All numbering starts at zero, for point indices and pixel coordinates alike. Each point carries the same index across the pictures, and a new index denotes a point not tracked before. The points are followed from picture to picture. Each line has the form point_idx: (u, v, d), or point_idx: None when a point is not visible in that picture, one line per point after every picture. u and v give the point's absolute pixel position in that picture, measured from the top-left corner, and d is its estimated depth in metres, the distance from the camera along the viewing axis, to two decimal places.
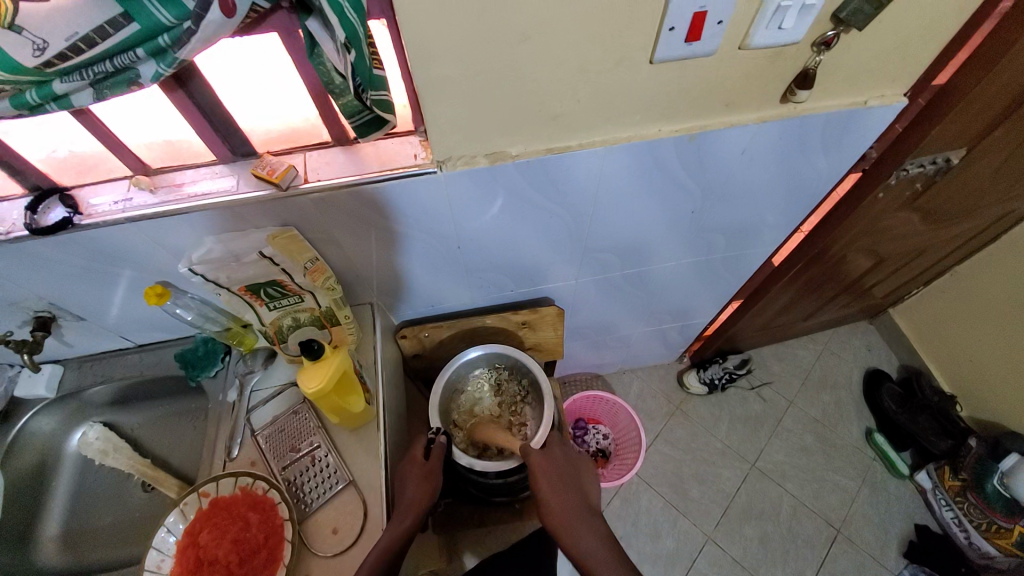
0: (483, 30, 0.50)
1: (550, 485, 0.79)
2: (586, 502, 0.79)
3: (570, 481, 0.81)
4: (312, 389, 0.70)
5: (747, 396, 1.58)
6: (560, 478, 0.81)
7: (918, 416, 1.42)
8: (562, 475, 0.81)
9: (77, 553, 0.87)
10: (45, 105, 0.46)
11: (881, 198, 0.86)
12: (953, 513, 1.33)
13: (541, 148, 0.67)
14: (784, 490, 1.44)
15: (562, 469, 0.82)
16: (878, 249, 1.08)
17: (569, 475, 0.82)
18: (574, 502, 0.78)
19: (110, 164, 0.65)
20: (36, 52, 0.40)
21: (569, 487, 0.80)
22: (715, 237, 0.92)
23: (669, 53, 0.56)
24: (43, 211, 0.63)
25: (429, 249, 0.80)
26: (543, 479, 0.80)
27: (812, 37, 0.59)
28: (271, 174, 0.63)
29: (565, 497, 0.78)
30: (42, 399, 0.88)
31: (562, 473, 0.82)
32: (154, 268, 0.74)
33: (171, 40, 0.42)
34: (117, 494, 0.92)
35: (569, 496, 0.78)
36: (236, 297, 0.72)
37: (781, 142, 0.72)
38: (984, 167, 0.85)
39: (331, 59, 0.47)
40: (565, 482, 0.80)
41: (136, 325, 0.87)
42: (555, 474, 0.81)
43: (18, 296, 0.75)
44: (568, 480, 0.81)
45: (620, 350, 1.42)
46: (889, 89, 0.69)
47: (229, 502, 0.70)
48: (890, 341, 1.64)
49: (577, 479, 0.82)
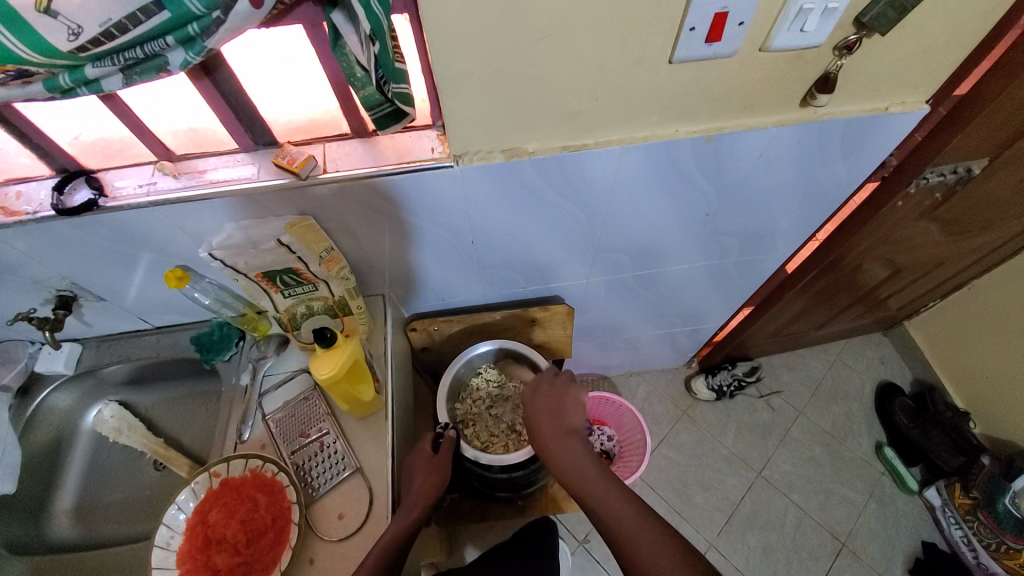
0: (504, 26, 0.51)
1: (540, 416, 0.82)
2: (572, 427, 0.80)
3: (560, 410, 0.82)
4: (324, 375, 0.71)
5: (755, 404, 1.56)
6: (550, 409, 0.83)
7: (930, 431, 1.40)
8: (551, 407, 0.83)
9: (89, 528, 0.90)
10: (77, 88, 0.47)
11: (900, 207, 0.85)
12: (962, 532, 1.31)
13: (557, 145, 0.67)
14: (789, 500, 1.42)
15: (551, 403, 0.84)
16: (895, 259, 1.07)
17: (559, 406, 0.83)
18: (564, 430, 0.79)
19: (135, 149, 0.67)
20: (71, 37, 0.41)
21: (558, 417, 0.81)
22: (729, 240, 0.92)
23: (688, 53, 0.56)
24: (69, 192, 0.65)
25: (442, 243, 0.81)
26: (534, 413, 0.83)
27: (834, 40, 0.58)
28: (291, 163, 0.64)
29: (554, 426, 0.80)
30: (61, 376, 0.91)
31: (553, 405, 0.83)
32: (173, 252, 0.76)
33: (199, 29, 0.44)
34: (130, 473, 0.94)
35: (557, 424, 0.80)
36: (253, 283, 0.73)
37: (798, 147, 0.72)
38: (1006, 179, 0.84)
39: (354, 52, 0.48)
40: (554, 412, 0.82)
41: (154, 307, 0.89)
42: (546, 407, 0.83)
43: (43, 274, 0.78)
44: (558, 411, 0.82)
45: (628, 352, 1.41)
46: (911, 96, 0.69)
47: (238, 484, 0.72)
48: (904, 355, 1.61)
49: (567, 408, 0.83)
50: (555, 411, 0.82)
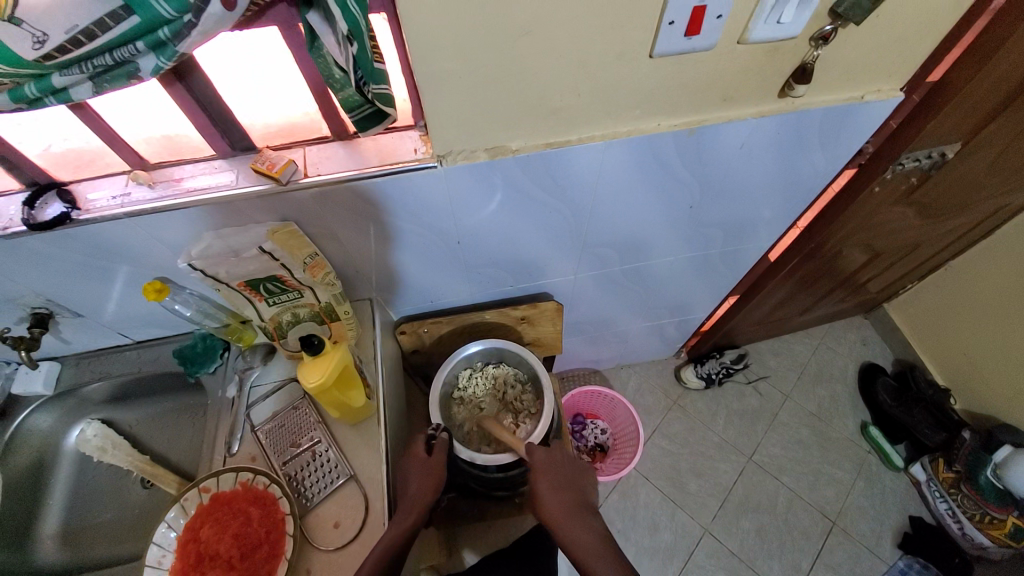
0: (484, 24, 0.50)
1: (549, 483, 0.80)
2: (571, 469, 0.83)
3: (572, 481, 0.81)
4: (313, 383, 0.70)
5: (744, 390, 1.59)
6: (563, 479, 0.81)
7: (913, 409, 1.44)
8: (564, 476, 0.81)
9: (76, 550, 0.87)
10: (44, 98, 0.45)
11: (877, 192, 0.86)
12: (947, 505, 1.35)
13: (540, 143, 0.67)
14: (780, 483, 1.45)
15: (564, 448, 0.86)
16: (874, 243, 1.09)
17: (571, 479, 0.81)
18: (576, 504, 0.78)
19: (108, 159, 0.64)
20: (35, 45, 0.39)
21: (570, 491, 0.79)
22: (714, 232, 0.93)
23: (669, 47, 0.56)
24: (41, 206, 0.62)
25: (428, 245, 0.80)
26: (543, 478, 0.80)
27: (810, 31, 0.59)
28: (271, 169, 0.62)
29: (566, 497, 0.78)
30: (40, 396, 0.88)
31: (566, 475, 0.82)
32: (153, 264, 0.74)
33: (171, 34, 0.42)
34: (117, 491, 0.91)
35: (570, 497, 0.78)
36: (235, 292, 0.72)
37: (778, 137, 0.73)
38: (977, 162, 0.86)
39: (332, 53, 0.47)
40: (567, 482, 0.81)
41: (134, 321, 0.87)
42: (557, 475, 0.81)
43: (15, 292, 0.75)
44: (570, 483, 0.81)
45: (618, 345, 1.42)
46: (885, 84, 0.70)
47: (229, 498, 0.71)
48: (884, 336, 1.65)
49: (578, 479, 0.82)
50: (568, 482, 0.81)
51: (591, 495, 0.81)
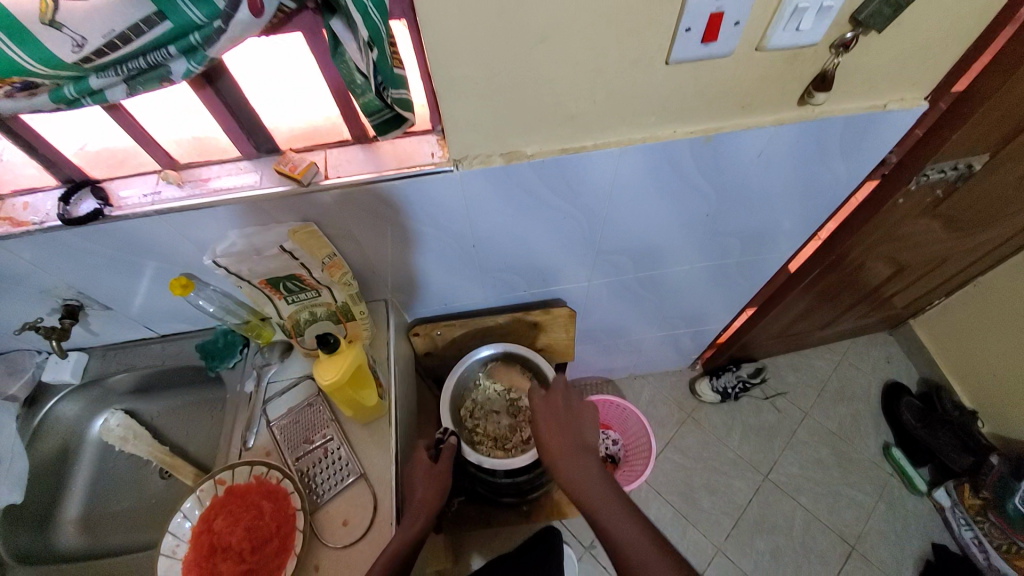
0: (502, 31, 0.52)
1: (548, 428, 0.79)
2: (572, 418, 0.80)
3: (570, 421, 0.80)
4: (328, 381, 0.71)
5: (761, 405, 1.55)
6: (560, 424, 0.79)
7: (937, 431, 1.39)
8: (561, 420, 0.80)
9: (95, 537, 0.90)
10: (81, 99, 0.48)
11: (902, 204, 0.84)
12: (973, 533, 1.30)
13: (556, 148, 0.68)
14: (797, 502, 1.41)
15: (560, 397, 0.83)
16: (898, 256, 1.07)
17: (569, 422, 0.80)
18: (576, 446, 0.76)
19: (140, 158, 0.67)
20: (75, 48, 0.42)
21: (569, 434, 0.78)
22: (731, 241, 0.92)
23: (685, 54, 0.57)
24: (75, 202, 0.65)
25: (443, 248, 0.81)
26: (543, 429, 0.79)
27: (830, 39, 0.58)
28: (294, 170, 0.64)
29: (567, 441, 0.77)
30: (67, 385, 0.91)
31: (562, 419, 0.80)
32: (179, 260, 0.77)
33: (201, 39, 0.45)
34: (136, 481, 0.94)
35: (570, 440, 0.77)
36: (256, 290, 0.74)
37: (798, 146, 0.72)
38: (1007, 175, 0.84)
39: (353, 60, 0.48)
40: (565, 425, 0.79)
41: (159, 315, 0.90)
42: (554, 420, 0.80)
43: (49, 284, 0.78)
44: (571, 424, 0.79)
45: (631, 354, 1.41)
46: (909, 93, 0.69)
47: (244, 490, 0.72)
48: (910, 353, 1.60)
49: (576, 420, 0.80)
50: (566, 425, 0.79)
51: (592, 434, 0.79)
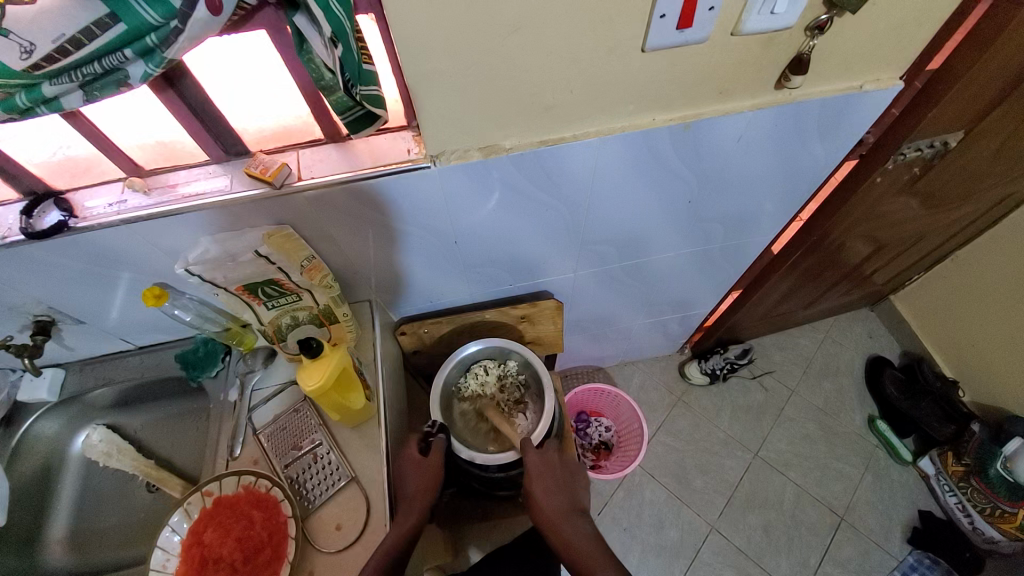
0: (473, 22, 0.50)
1: (543, 488, 0.80)
2: (568, 498, 0.80)
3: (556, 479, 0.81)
4: (313, 387, 0.70)
5: (749, 385, 1.58)
6: (555, 480, 0.81)
7: (921, 402, 1.42)
8: (555, 476, 0.82)
9: (84, 554, 0.88)
10: (35, 108, 0.45)
11: (879, 183, 0.85)
12: (956, 498, 1.33)
13: (535, 140, 0.67)
14: (787, 478, 1.44)
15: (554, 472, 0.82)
16: (877, 235, 1.08)
17: (564, 482, 0.82)
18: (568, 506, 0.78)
19: (104, 167, 0.65)
20: (23, 55, 0.40)
21: (564, 494, 0.80)
22: (714, 226, 0.92)
23: (661, 41, 0.56)
24: (38, 215, 0.63)
25: (425, 246, 0.80)
26: (537, 482, 0.80)
27: (805, 21, 0.58)
28: (265, 173, 0.62)
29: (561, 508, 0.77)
30: (45, 403, 0.89)
31: (558, 478, 0.82)
32: (152, 270, 0.74)
33: (158, 40, 0.42)
34: (122, 496, 0.92)
35: (562, 501, 0.79)
36: (234, 297, 0.72)
37: (776, 129, 0.72)
38: (981, 150, 0.85)
39: (320, 55, 0.46)
40: (559, 484, 0.81)
41: (136, 327, 0.88)
42: (551, 477, 0.81)
43: (17, 300, 0.75)
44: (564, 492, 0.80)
45: (620, 342, 1.42)
46: (885, 73, 0.69)
47: (233, 501, 0.71)
48: (891, 328, 1.64)
49: (570, 483, 0.83)
50: (562, 485, 0.81)
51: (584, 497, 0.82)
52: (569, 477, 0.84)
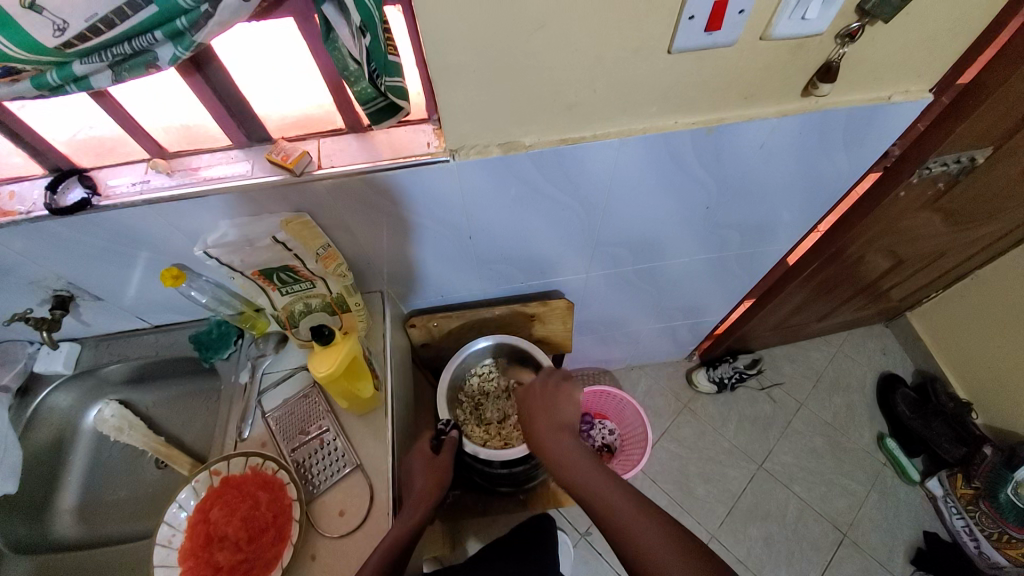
0: (500, 16, 0.50)
1: (534, 414, 0.81)
2: (562, 419, 0.79)
3: (550, 406, 0.81)
4: (323, 372, 0.71)
5: (757, 396, 1.56)
6: (542, 405, 0.82)
7: (931, 422, 1.40)
8: (542, 400, 0.83)
9: (91, 526, 0.90)
10: (65, 86, 0.46)
11: (902, 197, 0.84)
12: (964, 522, 1.31)
13: (555, 138, 0.66)
14: (790, 492, 1.42)
15: (543, 396, 0.83)
16: (898, 249, 1.06)
17: (553, 403, 0.82)
18: (558, 425, 0.78)
19: (128, 147, 0.66)
20: (57, 32, 0.40)
21: (551, 415, 0.80)
22: (730, 233, 0.91)
23: (688, 42, 0.55)
24: (63, 191, 0.64)
25: (441, 240, 0.81)
26: (527, 412, 0.82)
27: (836, 28, 0.57)
28: (286, 160, 0.63)
29: (546, 424, 0.78)
30: (61, 376, 0.91)
31: (547, 400, 0.83)
32: (170, 251, 0.76)
33: (188, 23, 0.43)
34: (132, 471, 0.94)
35: (550, 420, 0.79)
36: (250, 282, 0.73)
37: (800, 137, 0.71)
38: (1010, 168, 0.83)
39: (346, 46, 0.48)
40: (548, 408, 0.81)
41: (152, 306, 0.89)
42: (538, 404, 0.82)
43: (39, 274, 0.77)
44: (551, 407, 0.81)
45: (629, 345, 1.41)
46: (914, 84, 0.67)
47: (239, 481, 0.72)
48: (906, 345, 1.61)
49: (560, 402, 0.82)
50: (550, 406, 0.81)
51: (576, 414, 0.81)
52: (568, 396, 0.83)
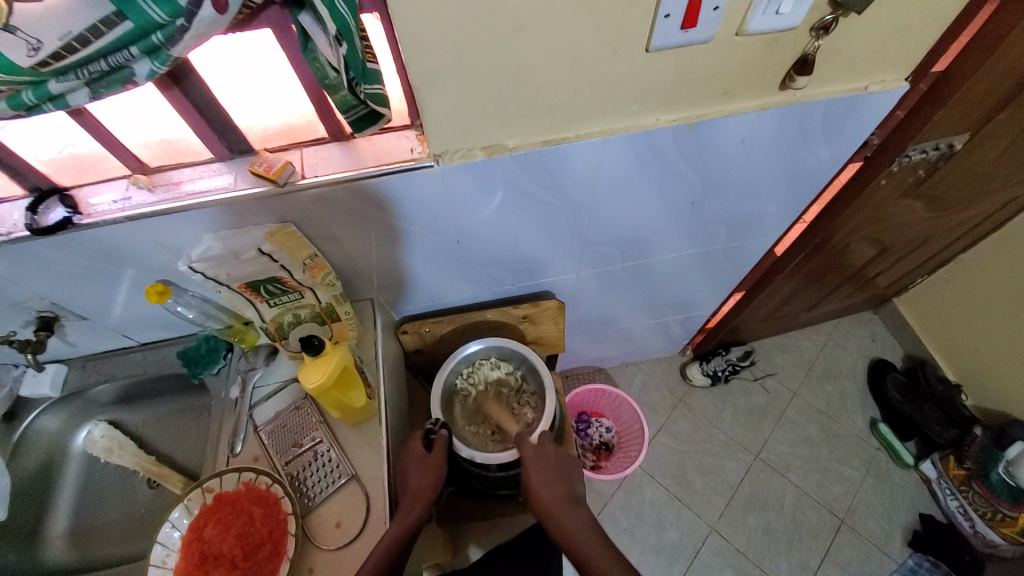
0: (477, 21, 0.50)
1: (539, 475, 0.81)
2: (567, 486, 0.80)
3: (557, 471, 0.81)
4: (313, 384, 0.70)
5: (750, 388, 1.57)
6: (550, 466, 0.82)
7: (923, 405, 1.42)
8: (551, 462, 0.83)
9: (84, 550, 0.88)
10: (42, 105, 0.46)
11: (883, 185, 0.85)
12: (958, 502, 1.33)
13: (538, 140, 0.67)
14: (788, 481, 1.43)
15: (551, 458, 0.83)
16: (881, 237, 1.07)
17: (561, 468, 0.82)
18: (565, 493, 0.78)
19: (108, 163, 0.65)
20: (30, 52, 0.40)
21: (559, 481, 0.80)
22: (717, 227, 0.92)
23: (665, 41, 0.56)
24: (43, 211, 0.63)
25: (430, 245, 0.80)
26: (532, 469, 0.82)
27: (810, 21, 0.58)
28: (268, 171, 0.62)
29: (555, 489, 0.78)
30: (48, 398, 0.89)
31: (554, 465, 0.83)
32: (155, 267, 0.75)
33: (164, 38, 0.42)
34: (124, 491, 0.92)
35: (560, 488, 0.79)
36: (237, 295, 0.72)
37: (780, 131, 0.72)
38: (987, 153, 0.84)
39: (325, 55, 0.47)
40: (556, 474, 0.81)
41: (139, 323, 0.88)
42: (547, 467, 0.82)
43: (21, 296, 0.76)
44: (558, 471, 0.82)
45: (622, 343, 1.41)
46: (890, 74, 0.68)
47: (233, 497, 0.71)
48: (895, 331, 1.63)
49: (567, 470, 0.83)
50: (558, 474, 0.81)
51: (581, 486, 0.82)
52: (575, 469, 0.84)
